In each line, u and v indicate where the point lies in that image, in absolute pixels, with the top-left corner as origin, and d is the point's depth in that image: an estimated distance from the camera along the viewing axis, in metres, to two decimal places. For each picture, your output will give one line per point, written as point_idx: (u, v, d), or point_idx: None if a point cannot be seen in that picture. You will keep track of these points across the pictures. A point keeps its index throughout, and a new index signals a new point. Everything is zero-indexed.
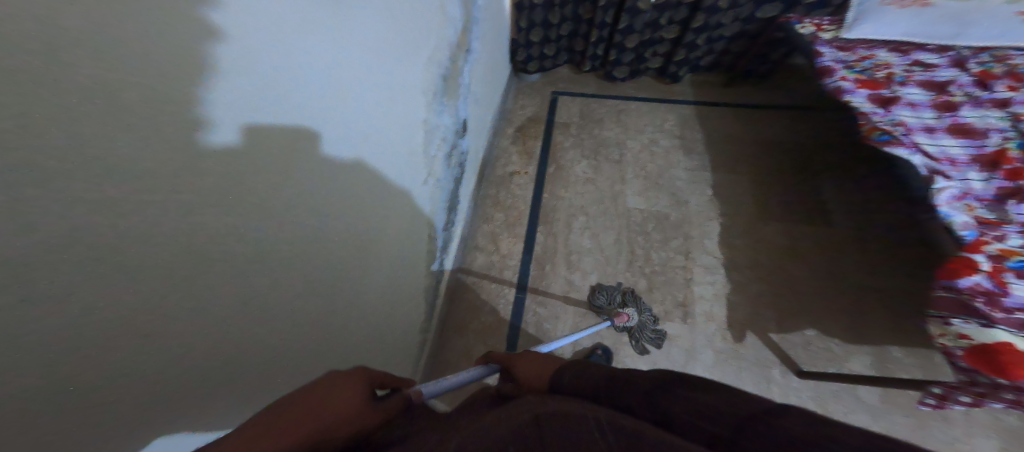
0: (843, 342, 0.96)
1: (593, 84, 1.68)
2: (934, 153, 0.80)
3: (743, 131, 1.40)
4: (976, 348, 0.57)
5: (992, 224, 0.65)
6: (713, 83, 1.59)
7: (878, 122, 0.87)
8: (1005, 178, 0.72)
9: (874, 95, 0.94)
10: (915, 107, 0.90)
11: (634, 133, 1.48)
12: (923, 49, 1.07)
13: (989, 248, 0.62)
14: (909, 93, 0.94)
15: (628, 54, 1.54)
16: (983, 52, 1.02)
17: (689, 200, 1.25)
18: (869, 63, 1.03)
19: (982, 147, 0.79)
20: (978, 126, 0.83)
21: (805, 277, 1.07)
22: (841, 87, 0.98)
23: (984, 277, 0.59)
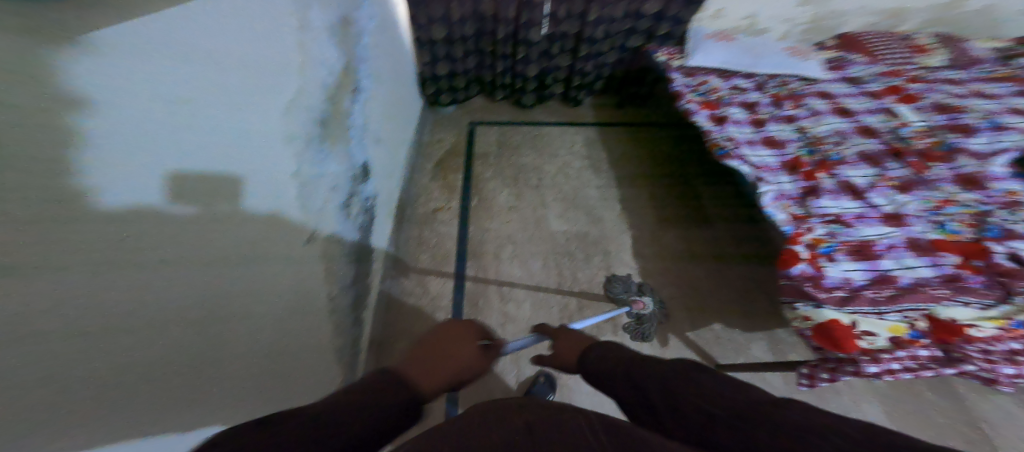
0: (745, 331, 1.05)
1: (506, 113, 1.75)
2: (752, 162, 0.97)
3: (640, 148, 1.54)
4: (818, 328, 0.73)
5: (801, 218, 0.81)
6: (604, 108, 1.74)
7: (713, 140, 1.06)
8: (802, 181, 0.89)
9: (710, 115, 1.15)
10: (739, 122, 1.11)
11: (549, 157, 1.54)
12: (739, 75, 1.29)
13: (804, 238, 0.78)
14: (733, 112, 1.14)
15: (532, 84, 1.66)
16: (774, 78, 1.26)
17: (603, 215, 1.32)
18: (706, 89, 1.25)
19: (783, 155, 0.97)
20: (780, 138, 1.03)
21: (705, 275, 1.16)
22: (691, 109, 1.18)
23: (806, 264, 0.74)
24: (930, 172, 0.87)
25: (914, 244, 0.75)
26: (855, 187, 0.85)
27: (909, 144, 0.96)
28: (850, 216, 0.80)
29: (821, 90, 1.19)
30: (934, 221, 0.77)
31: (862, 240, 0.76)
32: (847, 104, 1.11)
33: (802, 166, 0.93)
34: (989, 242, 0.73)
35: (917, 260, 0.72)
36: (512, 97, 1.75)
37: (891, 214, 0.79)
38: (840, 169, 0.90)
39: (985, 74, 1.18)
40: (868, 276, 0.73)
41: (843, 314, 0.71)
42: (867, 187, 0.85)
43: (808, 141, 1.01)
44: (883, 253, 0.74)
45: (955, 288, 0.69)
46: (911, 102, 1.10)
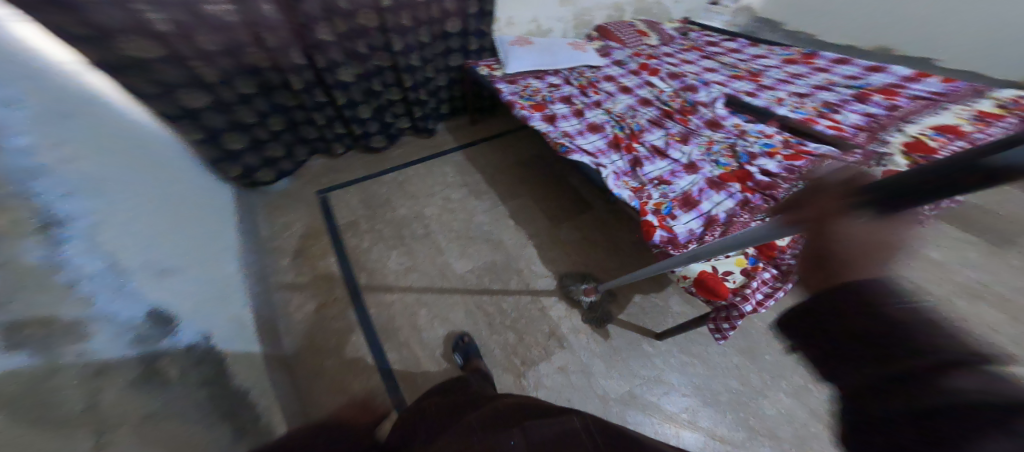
0: (657, 292, 1.15)
1: (358, 167, 1.54)
2: (586, 148, 1.07)
3: (508, 159, 1.53)
4: (695, 283, 0.81)
5: (639, 190, 0.94)
6: (447, 131, 1.69)
7: (552, 138, 1.11)
8: (625, 153, 1.05)
9: (545, 112, 1.23)
10: (564, 113, 1.23)
11: (425, 198, 1.41)
12: (549, 74, 1.45)
13: (649, 206, 0.90)
14: (561, 108, 1.25)
15: (366, 126, 1.49)
16: (574, 71, 1.45)
17: (502, 237, 1.29)
18: (530, 91, 1.35)
19: (605, 134, 1.13)
20: (598, 122, 1.18)
21: (607, 254, 1.21)
22: (523, 114, 1.22)
23: (661, 230, 0.84)
24: (692, 123, 1.13)
25: (710, 183, 0.94)
26: (659, 148, 1.06)
27: (669, 105, 1.23)
28: (666, 175, 0.98)
29: (604, 74, 1.42)
30: (713, 160, 0.99)
31: (682, 193, 0.92)
32: (625, 84, 1.36)
33: (621, 141, 1.09)
34: (745, 165, 0.97)
35: (719, 196, 0.90)
36: (350, 148, 1.58)
37: (687, 164, 1.00)
38: (643, 136, 1.10)
39: (682, 46, 1.59)
40: (700, 221, 0.86)
41: (706, 262, 0.81)
42: (666, 146, 1.06)
43: (615, 119, 1.19)
44: (699, 199, 0.90)
45: (750, 210, 0.86)
46: (656, 74, 1.38)
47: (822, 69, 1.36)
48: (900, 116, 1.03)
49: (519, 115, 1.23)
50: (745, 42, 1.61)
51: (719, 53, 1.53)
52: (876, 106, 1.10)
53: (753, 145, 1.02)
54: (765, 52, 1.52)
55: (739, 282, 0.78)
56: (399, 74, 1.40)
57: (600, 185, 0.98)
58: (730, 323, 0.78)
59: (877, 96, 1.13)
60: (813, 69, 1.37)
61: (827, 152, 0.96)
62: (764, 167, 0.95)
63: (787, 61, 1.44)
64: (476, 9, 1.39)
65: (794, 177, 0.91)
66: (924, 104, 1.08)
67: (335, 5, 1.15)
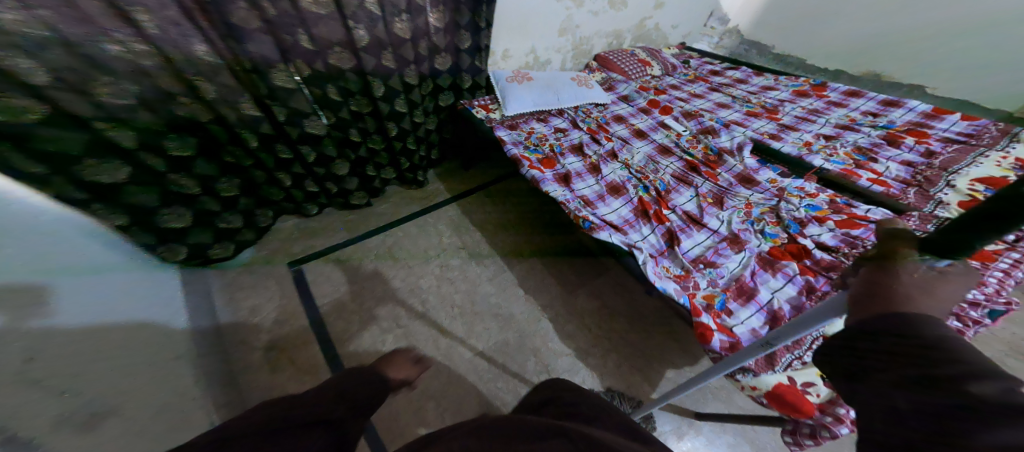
0: (692, 364, 0.96)
1: (341, 228, 1.35)
2: (608, 219, 0.92)
3: (508, 212, 1.38)
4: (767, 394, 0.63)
5: (684, 277, 0.80)
6: (436, 178, 1.51)
7: (569, 206, 0.95)
8: (658, 224, 0.91)
9: (561, 168, 1.08)
10: (576, 167, 1.08)
11: (420, 267, 1.23)
12: (552, 114, 1.32)
13: (698, 299, 0.75)
14: (575, 162, 1.10)
15: (344, 184, 1.28)
16: (578, 109, 1.32)
17: (513, 308, 1.11)
18: (536, 140, 1.19)
19: (630, 199, 0.98)
20: (618, 181, 1.04)
21: (629, 323, 1.05)
22: (533, 176, 1.04)
23: (721, 333, 0.69)
24: (720, 179, 1.03)
25: (761, 263, 0.80)
26: (693, 215, 0.93)
27: (692, 156, 1.12)
28: (707, 254, 0.84)
29: (611, 115, 1.30)
30: (757, 230, 0.87)
31: (733, 279, 0.78)
32: (637, 126, 1.25)
33: (649, 207, 0.95)
34: (795, 236, 0.85)
35: (777, 280, 0.76)
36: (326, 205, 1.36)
37: (729, 235, 0.87)
38: (671, 201, 0.98)
39: (685, 76, 1.50)
40: (762, 318, 0.72)
41: (780, 372, 0.63)
42: (700, 212, 0.93)
43: (637, 177, 1.05)
44: (756, 287, 0.75)
45: (817, 300, 0.72)
46: (668, 113, 1.28)
47: (834, 103, 1.29)
48: (940, 166, 0.97)
49: (529, 175, 1.04)
50: (748, 71, 1.52)
51: (725, 84, 1.44)
52: (910, 151, 1.04)
53: (797, 208, 0.91)
54: (773, 82, 1.43)
55: (824, 395, 0.60)
56: (382, 121, 1.18)
57: (637, 272, 0.82)
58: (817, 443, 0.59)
59: (907, 139, 1.08)
60: (825, 103, 1.30)
61: (881, 216, 0.85)
62: (818, 239, 0.82)
63: (796, 94, 1.36)
64: (470, 44, 1.21)
65: (855, 250, 0.78)
66: (959, 149, 1.02)
67: (296, 45, 0.92)
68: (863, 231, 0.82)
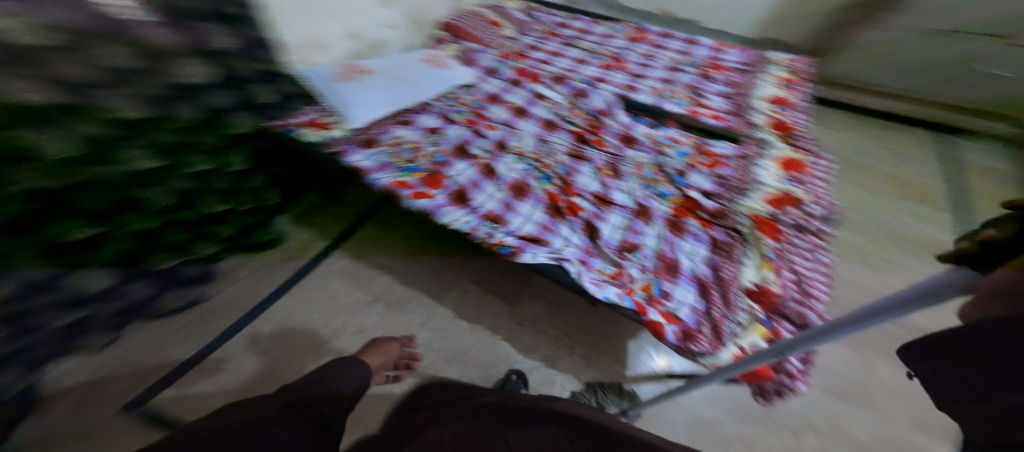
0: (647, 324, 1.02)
1: (179, 337, 0.92)
2: (524, 233, 0.86)
3: (411, 237, 1.19)
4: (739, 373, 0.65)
5: (617, 277, 0.77)
6: (297, 228, 1.17)
7: (483, 236, 0.84)
8: (574, 218, 0.90)
9: (456, 182, 0.94)
10: (468, 179, 0.94)
11: (328, 343, 0.97)
12: (415, 111, 1.11)
13: (638, 292, 0.75)
14: (469, 171, 0.97)
15: (132, 294, 0.82)
16: (444, 97, 1.17)
17: (461, 344, 0.99)
18: (407, 153, 0.98)
19: (537, 199, 0.94)
20: (519, 179, 0.98)
21: (581, 308, 1.03)
22: (428, 205, 0.88)
23: (672, 325, 0.69)
24: (607, 145, 1.07)
25: (670, 227, 0.87)
26: (601, 195, 0.95)
27: (576, 125, 1.13)
28: (627, 237, 0.86)
29: (482, 97, 1.19)
30: (656, 194, 0.94)
31: (658, 259, 0.81)
32: (514, 102, 1.18)
33: (559, 201, 0.93)
34: (683, 189, 0.95)
35: (690, 243, 0.83)
36: (80, 335, 0.79)
37: (637, 208, 0.92)
38: (577, 185, 0.97)
39: (538, 32, 1.48)
40: (693, 290, 0.75)
41: (729, 348, 0.67)
42: (605, 190, 0.96)
43: (536, 167, 1.01)
44: (676, 258, 0.81)
45: (724, 253, 0.81)
46: (538, 80, 1.25)
47: (658, 45, 1.46)
48: (744, 91, 1.23)
49: (424, 207, 0.88)
50: (589, 19, 1.58)
51: (576, 37, 1.47)
52: (722, 82, 1.28)
53: (675, 160, 1.01)
54: (611, 29, 1.53)
55: (769, 353, 0.66)
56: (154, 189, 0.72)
57: (574, 286, 0.77)
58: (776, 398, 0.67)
59: (716, 73, 1.32)
60: (652, 46, 1.46)
61: (731, 149, 1.02)
62: (701, 187, 0.94)
63: (631, 39, 1.49)
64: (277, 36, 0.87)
65: (729, 190, 0.92)
66: (747, 75, 1.32)
67: None
68: (726, 169, 0.96)
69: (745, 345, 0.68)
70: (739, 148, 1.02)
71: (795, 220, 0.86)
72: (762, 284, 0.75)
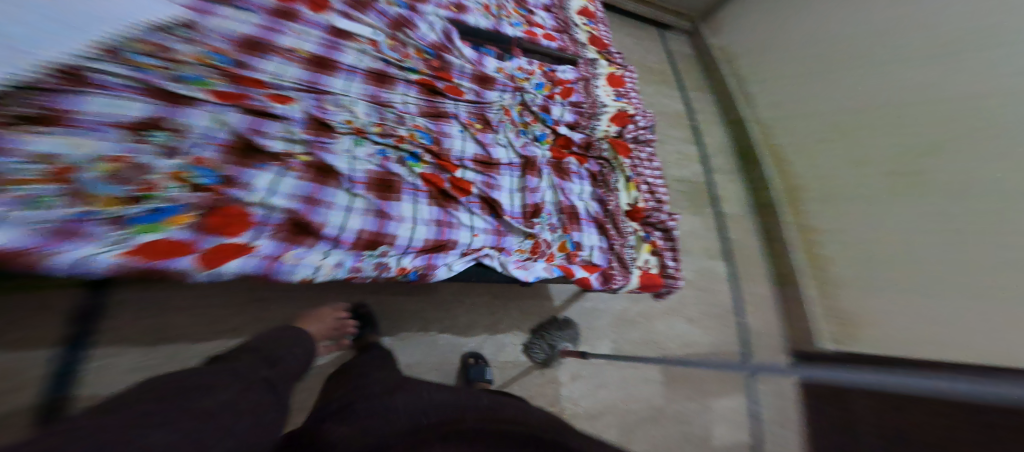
0: None
1: None
2: (424, 243, 0.74)
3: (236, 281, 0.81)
4: (644, 286, 0.87)
5: (536, 249, 0.83)
6: None
7: (386, 272, 0.72)
8: (469, 196, 0.82)
9: (281, 210, 0.63)
10: (293, 200, 0.64)
11: None
12: (49, 87, 0.47)
13: (555, 254, 0.85)
14: (285, 183, 0.64)
15: None
16: (129, 42, 0.54)
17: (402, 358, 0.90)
18: (110, 185, 0.49)
19: (419, 192, 0.78)
20: (379, 169, 0.79)
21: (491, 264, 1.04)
22: (259, 264, 0.60)
23: (594, 275, 0.83)
24: (466, 93, 0.87)
25: (557, 172, 0.92)
26: (484, 157, 0.86)
27: (417, 72, 0.83)
28: (526, 199, 0.86)
29: (227, 46, 0.64)
30: (533, 138, 0.93)
31: (559, 209, 0.88)
32: (303, 49, 0.71)
33: (440, 181, 0.80)
34: (553, 126, 0.97)
35: (577, 183, 0.92)
36: None
37: (521, 161, 0.90)
38: (452, 154, 0.84)
39: None
40: (593, 228, 0.90)
41: (634, 271, 0.87)
42: (484, 148, 0.87)
43: (394, 145, 0.78)
44: (573, 205, 0.89)
45: (602, 184, 0.95)
46: (322, 3, 0.75)
47: None
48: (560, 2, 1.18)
49: (251, 269, 0.59)
50: None
51: None
52: None
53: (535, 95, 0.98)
54: None
55: (656, 265, 0.91)
56: None
57: (501, 277, 0.80)
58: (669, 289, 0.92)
59: None
60: None
61: (573, 74, 1.05)
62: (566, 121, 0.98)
63: None
64: None
65: (585, 118, 1.00)
66: None
67: None
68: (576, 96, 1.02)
69: (641, 265, 0.89)
70: (577, 70, 1.06)
71: (633, 133, 1.03)
72: (633, 203, 0.95)
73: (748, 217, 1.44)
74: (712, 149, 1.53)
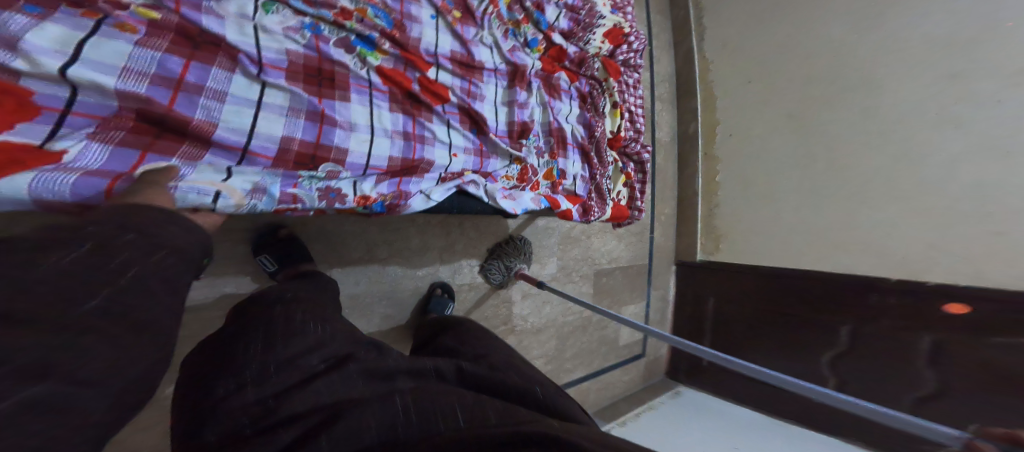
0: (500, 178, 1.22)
1: None
2: (389, 163, 0.71)
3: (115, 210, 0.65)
4: (613, 216, 1.04)
5: (523, 178, 0.88)
6: None
7: (337, 202, 0.65)
8: (445, 104, 0.77)
9: (111, 93, 0.48)
10: (126, 79, 0.48)
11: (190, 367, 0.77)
12: None
13: (542, 183, 0.92)
14: (104, 46, 0.47)
15: None
16: None
17: (346, 289, 0.94)
18: None
19: (376, 91, 0.69)
20: (310, 51, 0.63)
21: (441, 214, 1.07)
22: (79, 181, 0.45)
23: (576, 209, 0.94)
24: None
25: (546, 88, 0.92)
26: (463, 57, 0.78)
27: None
28: (513, 115, 0.86)
29: None
30: (524, 43, 0.88)
31: (548, 128, 0.93)
32: None
33: (400, 75, 0.71)
34: (547, 31, 0.90)
35: (567, 104, 0.95)
36: None
37: (508, 68, 0.86)
38: (423, 47, 0.73)
39: None
40: (579, 156, 0.99)
41: (608, 205, 1.02)
42: (464, 46, 0.78)
43: (333, 22, 0.64)
44: (563, 128, 0.93)
45: (591, 107, 0.99)
46: None
47: None
48: None
49: (62, 193, 0.45)
50: None
51: None
52: None
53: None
54: None
55: (625, 196, 1.09)
56: None
57: (486, 205, 0.83)
58: (624, 223, 1.14)
59: None
60: None
61: None
62: (560, 27, 0.92)
63: None
64: None
65: (580, 28, 0.95)
66: None
67: None
68: None
69: (615, 197, 1.06)
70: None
71: (624, 56, 1.02)
72: (614, 131, 1.04)
73: (673, 143, 1.71)
74: (659, 78, 1.64)
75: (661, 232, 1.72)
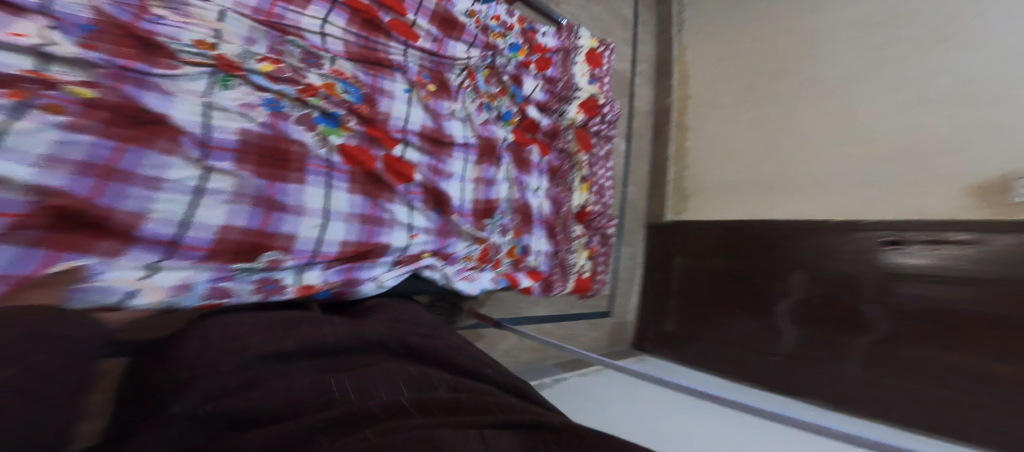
0: None
1: None
2: (342, 249, 0.66)
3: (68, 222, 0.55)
4: (576, 288, 1.09)
5: (485, 257, 0.88)
6: None
7: (275, 294, 0.60)
8: (410, 184, 0.76)
9: (25, 188, 0.39)
10: (42, 168, 0.40)
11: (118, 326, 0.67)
12: None
13: (507, 259, 0.94)
14: (26, 132, 0.39)
15: None
16: None
17: None
18: None
19: (336, 172, 0.66)
20: (266, 128, 0.59)
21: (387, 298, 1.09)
22: None
23: (535, 286, 0.97)
24: (421, 40, 0.78)
25: (515, 162, 0.96)
26: (434, 132, 0.80)
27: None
28: (478, 193, 0.87)
29: None
30: (498, 115, 0.94)
31: (514, 205, 0.95)
32: None
33: (362, 153, 0.69)
34: (522, 103, 0.98)
35: (535, 179, 0.99)
36: None
37: (481, 140, 0.88)
38: (390, 123, 0.74)
39: None
40: (543, 232, 1.01)
41: (568, 281, 1.06)
42: (436, 121, 0.80)
43: (296, 98, 0.62)
44: (525, 198, 0.96)
45: (558, 181, 1.06)
46: None
47: None
48: None
49: None
50: None
51: None
52: None
53: (506, 60, 0.94)
54: None
55: (589, 268, 1.12)
56: None
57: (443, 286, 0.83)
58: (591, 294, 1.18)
59: None
60: None
61: (554, 42, 1.05)
62: (535, 100, 1.00)
63: None
64: None
65: (555, 100, 1.05)
66: None
67: None
68: (552, 71, 1.03)
69: (579, 269, 1.10)
70: (558, 38, 1.06)
71: (596, 127, 1.13)
72: (580, 205, 1.11)
73: (649, 115, 1.92)
74: (639, 58, 1.88)
75: (634, 186, 1.85)
